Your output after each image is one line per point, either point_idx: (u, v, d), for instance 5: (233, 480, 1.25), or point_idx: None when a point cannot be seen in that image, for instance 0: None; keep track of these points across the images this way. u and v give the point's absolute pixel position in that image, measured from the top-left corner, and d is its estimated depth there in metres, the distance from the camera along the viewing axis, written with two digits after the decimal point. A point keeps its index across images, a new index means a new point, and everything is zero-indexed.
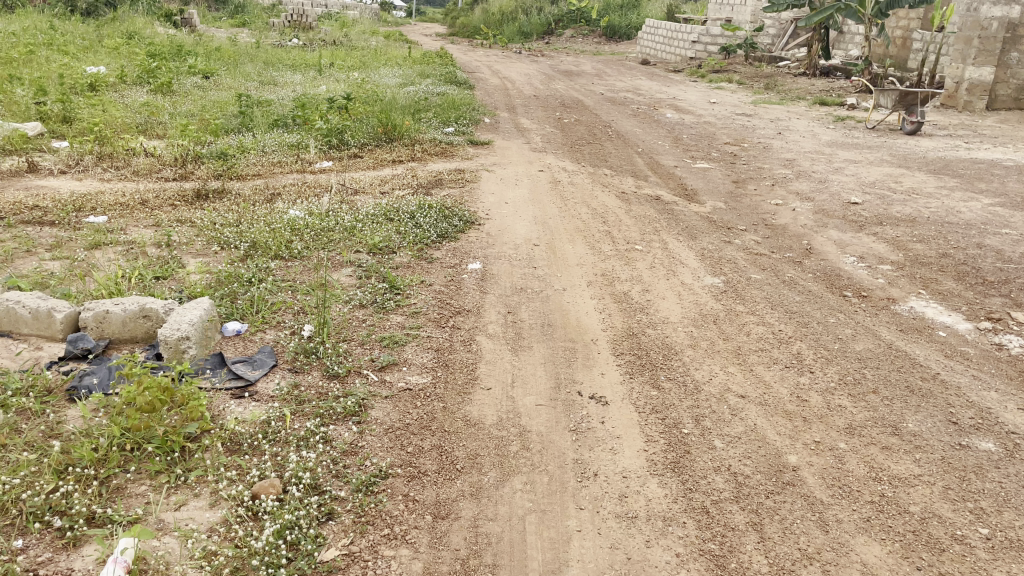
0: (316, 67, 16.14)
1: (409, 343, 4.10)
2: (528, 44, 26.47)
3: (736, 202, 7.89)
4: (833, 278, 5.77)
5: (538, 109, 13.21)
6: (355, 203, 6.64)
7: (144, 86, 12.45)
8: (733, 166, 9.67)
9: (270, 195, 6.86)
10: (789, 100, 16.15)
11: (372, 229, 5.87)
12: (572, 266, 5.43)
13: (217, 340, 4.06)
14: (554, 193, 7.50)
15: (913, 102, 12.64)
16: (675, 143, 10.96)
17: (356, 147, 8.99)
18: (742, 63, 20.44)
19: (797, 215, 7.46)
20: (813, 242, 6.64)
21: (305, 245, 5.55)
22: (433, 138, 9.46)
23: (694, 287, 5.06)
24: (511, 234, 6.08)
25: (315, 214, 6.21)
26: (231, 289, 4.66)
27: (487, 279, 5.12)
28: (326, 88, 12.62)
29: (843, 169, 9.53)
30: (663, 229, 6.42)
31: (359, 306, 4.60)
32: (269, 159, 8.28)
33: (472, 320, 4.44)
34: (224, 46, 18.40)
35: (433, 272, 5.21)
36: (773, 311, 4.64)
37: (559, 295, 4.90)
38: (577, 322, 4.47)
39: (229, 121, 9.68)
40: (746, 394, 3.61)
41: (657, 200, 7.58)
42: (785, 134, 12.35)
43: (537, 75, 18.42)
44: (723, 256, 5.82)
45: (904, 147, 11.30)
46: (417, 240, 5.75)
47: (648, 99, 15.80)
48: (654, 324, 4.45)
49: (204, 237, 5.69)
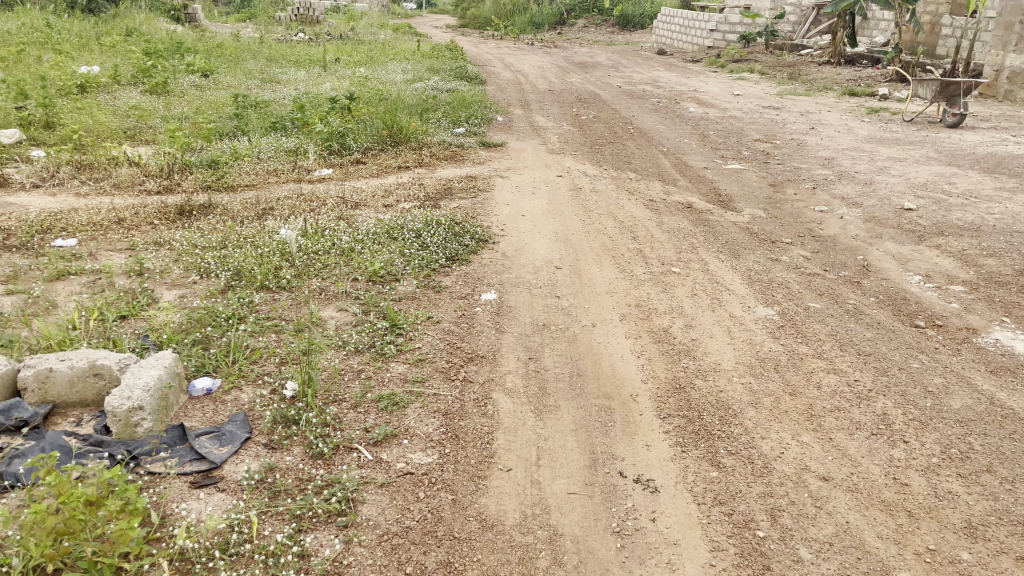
0: (321, 63, 15.44)
1: (412, 405, 3.40)
2: (540, 35, 25.66)
3: (776, 209, 7.15)
4: (899, 303, 5.03)
5: (553, 105, 12.46)
6: (355, 219, 5.96)
7: (138, 86, 11.81)
8: (767, 166, 8.91)
9: (261, 210, 6.18)
10: (817, 91, 15.31)
11: (373, 252, 5.19)
12: (602, 295, 4.71)
13: (181, 405, 3.39)
14: (576, 202, 6.78)
15: (954, 93, 11.80)
16: (702, 141, 10.20)
17: (358, 151, 8.30)
18: (763, 52, 19.58)
19: (845, 224, 6.71)
20: (869, 257, 5.90)
21: (295, 273, 4.87)
22: (442, 141, 8.78)
23: (744, 320, 4.34)
24: (529, 255, 5.38)
25: (309, 233, 5.53)
26: (205, 334, 3.98)
27: (504, 314, 4.42)
28: (329, 86, 11.96)
29: (887, 168, 8.76)
30: (700, 245, 5.70)
31: (354, 353, 3.92)
32: (263, 166, 7.61)
33: (488, 370, 3.74)
34: (227, 42, 17.74)
35: (441, 306, 4.51)
36: (842, 353, 3.92)
37: (589, 334, 4.19)
38: (612, 371, 3.76)
39: (224, 124, 9.01)
40: (830, 476, 2.92)
41: (688, 209, 6.85)
42: (818, 128, 11.55)
43: (551, 67, 17.63)
44: (772, 278, 5.09)
45: (947, 142, 10.49)
46: (423, 264, 5.06)
47: (669, 92, 15.00)
48: (704, 373, 3.74)
49: (183, 265, 5.02)
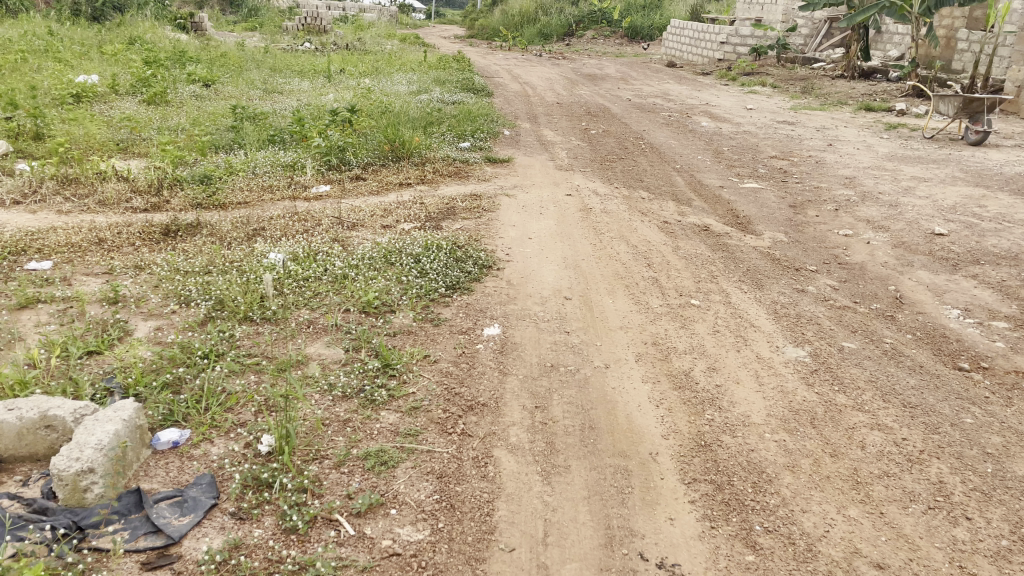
0: (325, 73, 15.13)
1: (402, 465, 3.00)
2: (548, 46, 25.37)
3: (799, 232, 6.76)
4: (939, 341, 4.63)
5: (563, 118, 12.11)
6: (351, 242, 5.58)
7: (136, 96, 11.49)
8: (786, 185, 8.51)
9: (252, 231, 5.82)
10: (833, 106, 14.92)
11: (368, 280, 4.80)
12: (615, 330, 4.32)
13: (142, 462, 3.01)
14: (586, 223, 6.40)
15: (978, 109, 11.38)
16: (717, 158, 9.82)
17: (358, 166, 7.94)
18: (775, 66, 19.20)
19: (872, 250, 6.31)
20: (901, 288, 5.50)
21: (283, 303, 4.49)
22: (446, 156, 8.42)
23: (774, 362, 3.93)
24: (537, 283, 4.99)
25: (300, 258, 5.15)
26: (176, 376, 3.59)
27: (508, 352, 4.02)
28: (332, 97, 11.63)
29: (913, 188, 8.36)
30: (720, 273, 5.30)
31: (341, 398, 3.52)
32: (258, 182, 7.26)
33: (489, 421, 3.34)
34: (231, 51, 17.47)
35: (439, 342, 4.12)
36: (884, 404, 3.53)
37: (602, 376, 3.79)
38: (629, 423, 3.37)
39: (221, 136, 8.68)
40: (884, 564, 2.53)
41: (705, 232, 6.46)
42: (837, 145, 11.16)
43: (560, 79, 17.29)
44: (800, 312, 4.69)
45: (971, 160, 10.08)
46: (421, 293, 4.68)
47: (681, 105, 14.63)
48: (732, 427, 3.33)
49: (162, 292, 4.64)
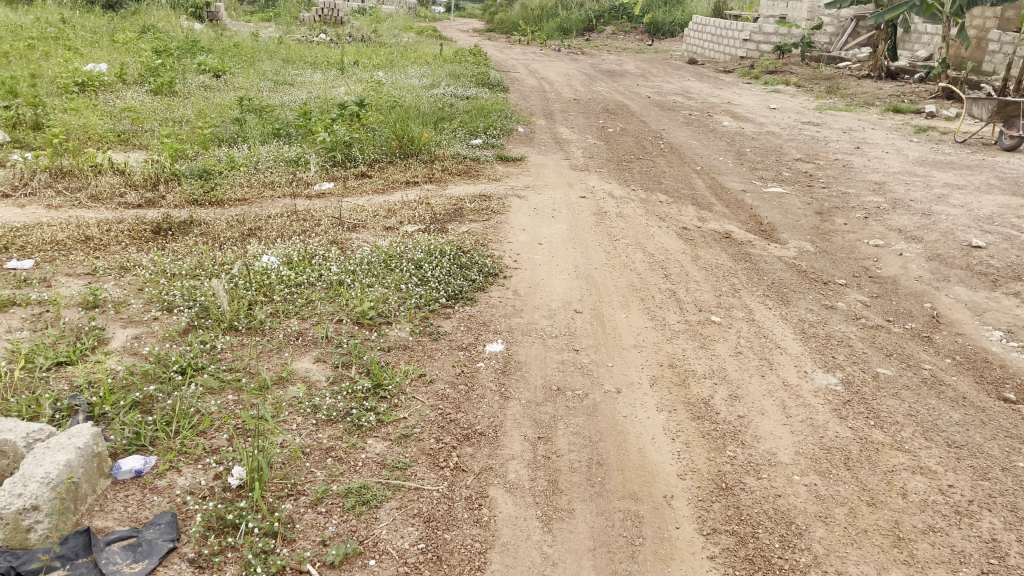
0: (338, 65, 14.85)
1: (386, 505, 2.69)
2: (567, 41, 24.98)
3: (826, 242, 6.39)
4: (981, 366, 4.27)
5: (579, 115, 11.75)
6: (350, 245, 5.27)
7: (143, 86, 11.25)
8: (811, 190, 8.14)
9: (247, 230, 5.53)
10: (859, 107, 14.47)
11: (365, 288, 4.49)
12: (628, 350, 3.98)
13: (99, 495, 2.71)
14: (600, 228, 6.06)
15: (1013, 114, 10.91)
16: (739, 159, 9.44)
17: (364, 163, 7.64)
18: (799, 64, 18.72)
19: (905, 263, 5.94)
20: (937, 306, 5.13)
21: (271, 313, 4.19)
22: (456, 153, 8.10)
23: (801, 391, 3.59)
24: (545, 294, 4.66)
25: (294, 261, 4.85)
26: (148, 394, 3.29)
27: (511, 372, 3.70)
28: (343, 90, 11.35)
29: (946, 196, 7.95)
30: (743, 286, 4.95)
31: (325, 423, 3.21)
32: (259, 178, 6.98)
33: (486, 454, 3.01)
34: (244, 42, 17.22)
35: (437, 359, 3.79)
36: (925, 443, 3.18)
37: (612, 403, 3.46)
38: (641, 459, 3.03)
39: (224, 129, 8.41)
40: None
41: (726, 240, 6.11)
42: (864, 148, 10.74)
43: (577, 75, 16.93)
44: (829, 332, 4.33)
45: (1006, 167, 9.64)
46: (420, 303, 4.36)
47: (701, 103, 14.24)
48: (757, 467, 2.98)
49: (145, 297, 4.36)
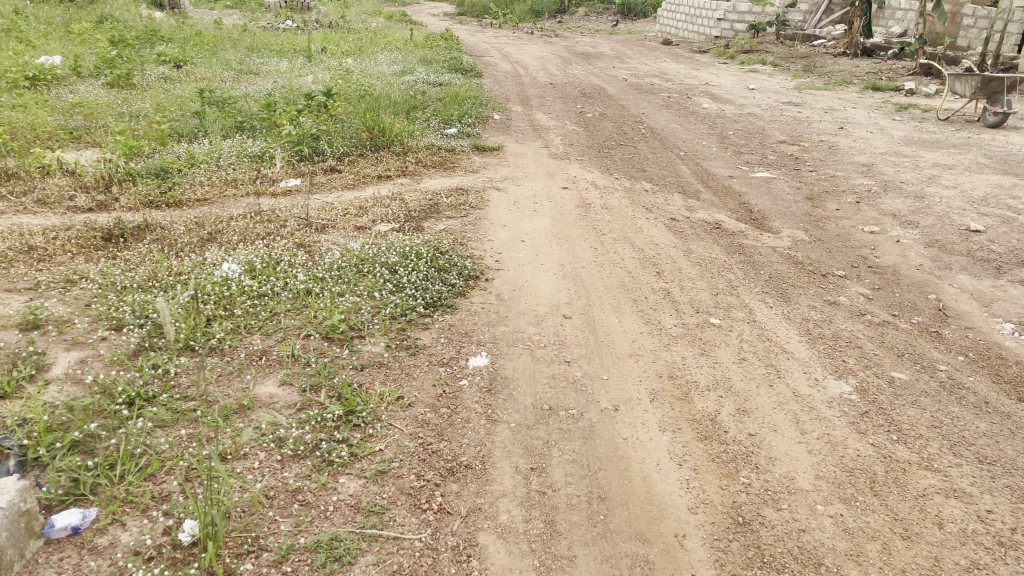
0: (305, 53, 14.35)
1: (361, 561, 2.36)
2: (540, 23, 24.55)
3: (819, 229, 6.11)
4: (997, 362, 4.00)
5: (556, 100, 11.39)
6: (319, 248, 4.90)
7: (99, 79, 10.72)
8: (799, 174, 7.86)
9: (206, 235, 5.14)
10: (838, 85, 14.24)
11: (335, 298, 4.13)
12: (624, 359, 3.66)
13: (28, 559, 2.37)
14: (585, 222, 5.73)
15: (997, 89, 10.70)
16: (722, 143, 9.14)
17: (333, 157, 7.23)
18: (775, 42, 18.46)
19: (904, 250, 5.67)
20: (942, 296, 4.88)
21: (231, 329, 3.82)
22: (429, 143, 7.72)
23: (815, 402, 3.29)
24: (530, 298, 4.33)
25: (258, 268, 4.48)
26: (89, 433, 2.93)
27: (497, 391, 3.36)
28: (310, 79, 10.89)
29: (937, 177, 7.72)
30: (739, 283, 4.66)
31: (291, 459, 2.87)
32: (220, 175, 6.56)
33: (473, 491, 2.69)
34: (206, 30, 16.60)
35: (416, 378, 3.45)
36: (955, 460, 2.90)
37: (610, 424, 3.14)
38: (646, 491, 2.72)
39: (183, 123, 7.96)
40: None
41: (717, 230, 5.81)
42: (848, 128, 10.50)
43: (551, 58, 16.53)
44: (836, 332, 4.05)
45: (993, 144, 9.43)
46: (396, 312, 4.01)
47: (679, 85, 13.92)
48: (777, 497, 2.68)
49: (92, 315, 3.97)
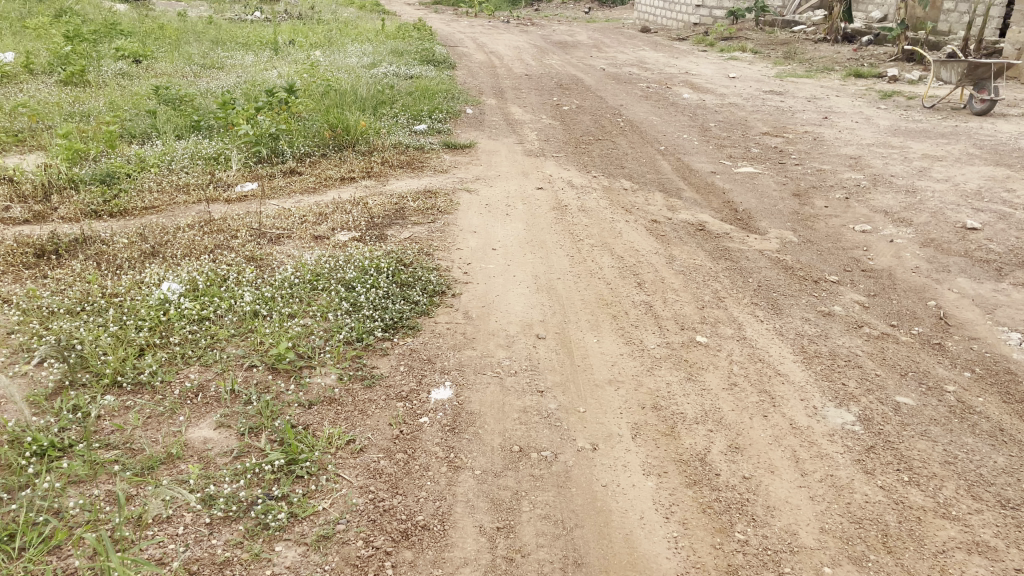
0: (272, 45, 13.83)
1: None
2: (516, 12, 24.12)
3: (808, 229, 5.80)
4: (1007, 378, 3.69)
5: (532, 92, 11.01)
6: (271, 263, 4.51)
7: (51, 76, 10.18)
8: (783, 168, 7.55)
9: (150, 248, 4.72)
10: (820, 72, 13.95)
11: (283, 321, 3.75)
12: (603, 388, 3.31)
13: None
14: (561, 226, 5.38)
15: (983, 76, 10.43)
16: (703, 136, 8.81)
17: (293, 158, 6.81)
18: (754, 29, 18.16)
19: (898, 251, 5.36)
20: (942, 302, 4.57)
21: (166, 361, 3.43)
22: (397, 141, 7.33)
23: (816, 436, 2.96)
24: (500, 315, 3.97)
25: (200, 287, 4.07)
26: None
27: (461, 429, 2.99)
28: (275, 73, 10.43)
29: (927, 169, 7.43)
30: (726, 293, 4.32)
31: (221, 522, 2.49)
32: (172, 180, 6.13)
33: (430, 561, 2.33)
34: (170, 23, 16.02)
35: (370, 416, 3.07)
36: (974, 505, 2.58)
37: (587, 468, 2.78)
38: (629, 554, 2.38)
39: (136, 123, 7.50)
40: None
41: (700, 233, 5.48)
42: (831, 117, 10.21)
43: (528, 48, 16.11)
44: (833, 349, 3.72)
45: (980, 133, 9.16)
46: (351, 337, 3.63)
47: (658, 74, 13.56)
48: (779, 559, 2.34)
49: (11, 346, 3.54)
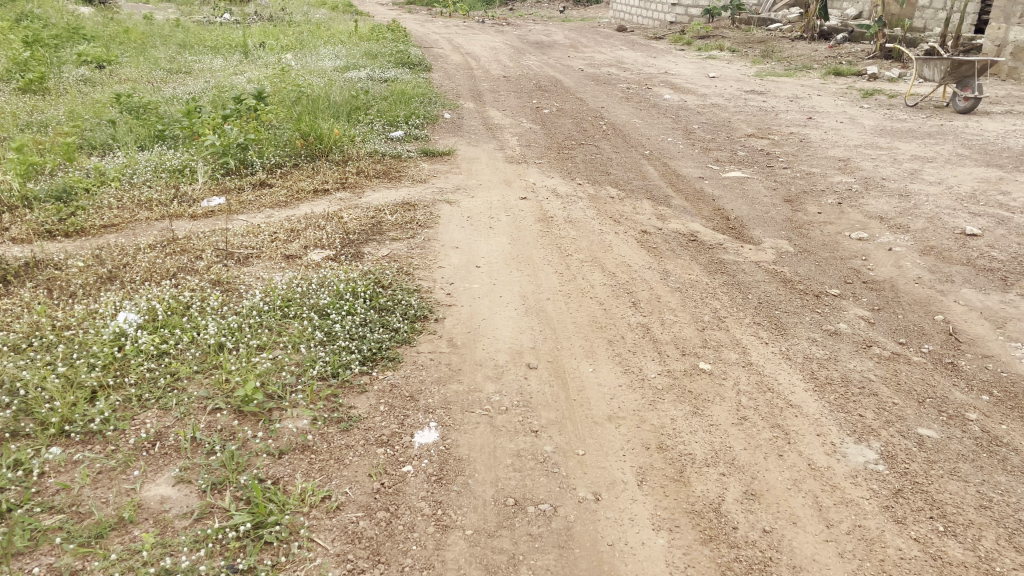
0: (242, 48, 13.42)
1: None
2: (491, 11, 23.87)
3: (803, 237, 5.57)
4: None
5: (510, 94, 10.73)
6: (238, 287, 4.19)
7: (9, 84, 9.73)
8: (772, 171, 7.33)
9: (107, 272, 4.38)
10: (800, 70, 13.80)
11: (251, 355, 3.43)
12: (603, 426, 3.04)
13: None
14: (547, 239, 5.10)
15: (967, 73, 10.28)
16: (688, 138, 8.58)
17: (263, 169, 6.47)
18: (731, 27, 18.01)
19: (898, 260, 5.14)
20: (950, 315, 4.34)
21: (120, 406, 3.10)
22: (373, 149, 7.01)
23: (838, 479, 2.71)
24: (487, 343, 3.68)
25: (161, 317, 3.75)
26: None
27: (449, 480, 2.71)
28: (244, 78, 10.06)
29: (918, 171, 7.24)
30: (726, 312, 4.07)
31: None
32: (133, 194, 5.77)
33: None
34: (137, 26, 15.53)
35: (347, 466, 2.78)
36: (1019, 560, 2.35)
37: (591, 523, 2.51)
38: None
39: (97, 133, 7.12)
40: None
41: (693, 244, 5.23)
42: (815, 117, 10.03)
43: (504, 48, 15.82)
44: (845, 374, 3.47)
45: (967, 132, 9.00)
46: (325, 373, 3.32)
47: (637, 74, 13.33)
48: None
49: None
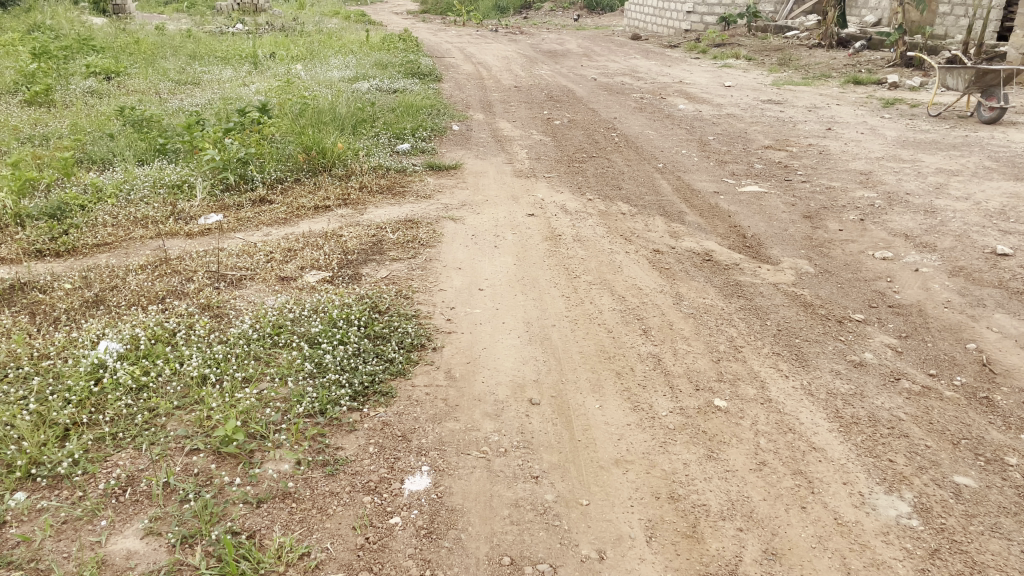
0: (252, 59, 13.31)
1: None
2: (504, 19, 23.76)
3: (824, 256, 5.31)
4: None
5: (521, 105, 10.53)
6: (229, 313, 3.98)
7: (14, 95, 9.64)
8: (790, 185, 7.08)
9: (93, 295, 4.19)
10: (818, 79, 13.52)
11: (236, 389, 3.23)
12: (609, 471, 2.80)
13: None
14: (555, 259, 4.88)
15: (992, 83, 9.96)
16: (703, 150, 8.34)
17: (264, 184, 6.29)
18: (746, 35, 17.75)
19: (925, 281, 4.88)
20: (982, 343, 4.07)
21: (92, 446, 2.89)
22: (377, 164, 6.82)
23: (867, 537, 2.46)
24: (488, 375, 3.46)
25: (143, 346, 3.55)
26: None
27: (440, 535, 2.48)
28: (251, 90, 9.92)
29: (943, 185, 6.96)
30: (743, 340, 3.83)
31: None
32: (128, 212, 5.60)
33: None
34: (148, 37, 15.48)
35: (330, 516, 2.56)
36: None
37: None
38: None
39: (97, 147, 6.98)
40: None
41: (708, 264, 4.99)
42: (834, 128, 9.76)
43: (516, 57, 15.63)
44: (872, 412, 3.22)
45: (993, 144, 8.70)
46: (313, 409, 3.11)
47: (651, 84, 13.10)
48: None
49: None
